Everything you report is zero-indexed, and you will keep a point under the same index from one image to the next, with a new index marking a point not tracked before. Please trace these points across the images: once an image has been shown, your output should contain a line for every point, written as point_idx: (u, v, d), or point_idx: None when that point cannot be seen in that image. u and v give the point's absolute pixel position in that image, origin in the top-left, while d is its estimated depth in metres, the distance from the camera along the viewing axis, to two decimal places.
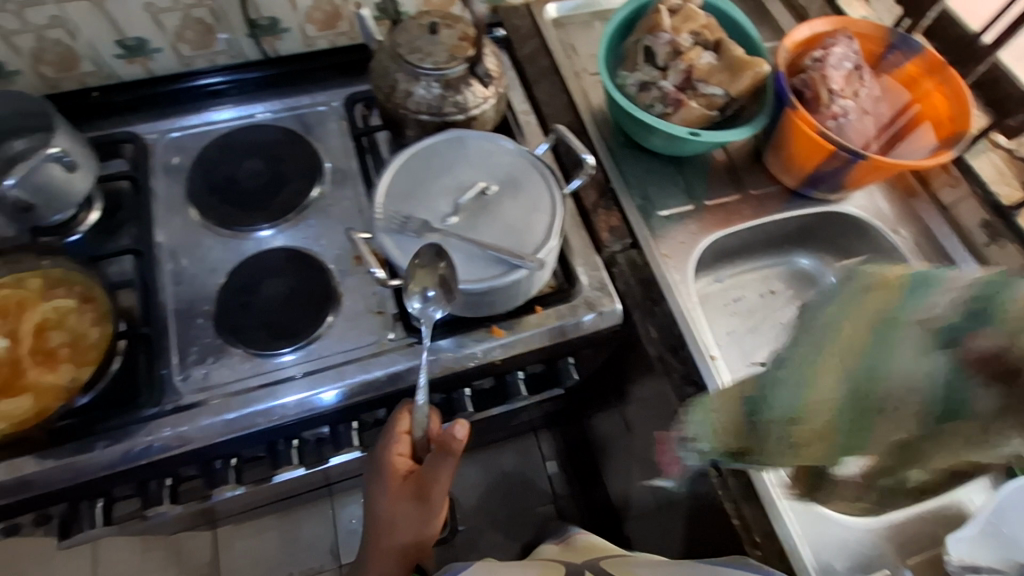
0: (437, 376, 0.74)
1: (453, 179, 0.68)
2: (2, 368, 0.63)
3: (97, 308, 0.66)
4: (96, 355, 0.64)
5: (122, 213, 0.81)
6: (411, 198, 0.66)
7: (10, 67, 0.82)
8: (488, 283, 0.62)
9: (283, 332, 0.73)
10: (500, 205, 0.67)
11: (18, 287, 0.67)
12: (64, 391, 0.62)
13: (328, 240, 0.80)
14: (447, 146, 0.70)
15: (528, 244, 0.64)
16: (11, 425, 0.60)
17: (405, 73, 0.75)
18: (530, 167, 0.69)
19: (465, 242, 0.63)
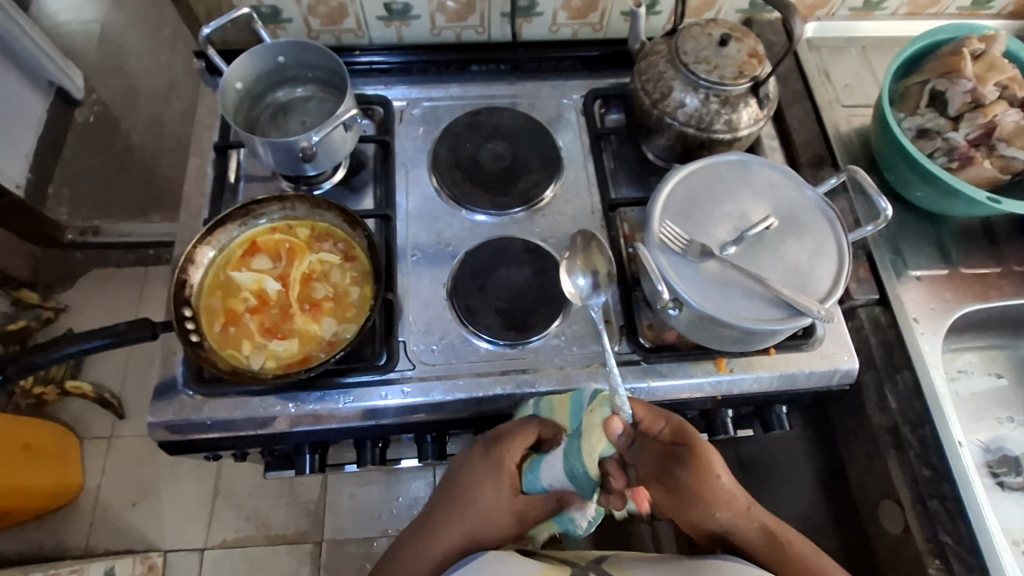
0: (658, 400, 0.71)
1: (734, 206, 0.65)
2: (273, 309, 0.66)
3: (360, 267, 0.68)
4: (356, 313, 0.66)
5: (365, 173, 0.83)
6: (689, 219, 0.64)
7: (287, 14, 0.85)
8: (769, 324, 0.58)
9: (513, 323, 0.72)
10: (782, 243, 0.63)
11: (289, 233, 0.70)
12: (325, 342, 0.65)
13: (561, 237, 0.79)
14: (729, 170, 0.67)
15: (813, 291, 0.60)
16: (279, 365, 0.63)
17: (684, 82, 0.72)
18: (816, 208, 0.65)
19: (746, 278, 0.60)
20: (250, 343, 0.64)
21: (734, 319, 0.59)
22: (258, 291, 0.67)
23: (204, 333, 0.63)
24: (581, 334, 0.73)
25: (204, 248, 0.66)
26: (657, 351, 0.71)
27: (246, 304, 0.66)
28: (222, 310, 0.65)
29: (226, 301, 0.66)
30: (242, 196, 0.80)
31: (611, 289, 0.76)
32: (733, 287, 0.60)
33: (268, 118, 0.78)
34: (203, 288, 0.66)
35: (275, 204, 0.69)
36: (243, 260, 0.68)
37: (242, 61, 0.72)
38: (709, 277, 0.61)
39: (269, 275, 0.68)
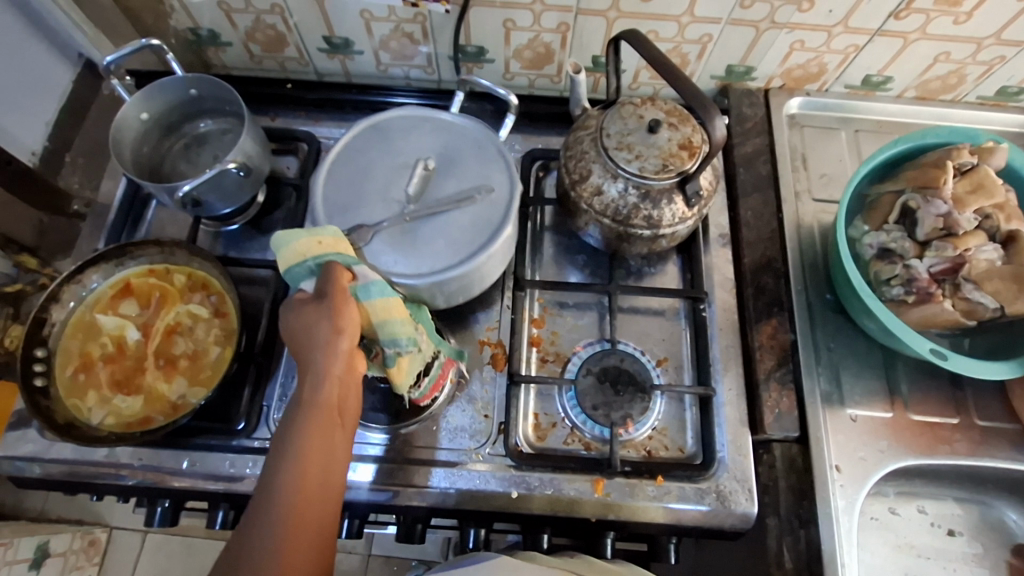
0: (527, 512, 0.65)
1: (385, 169, 0.67)
2: (128, 359, 0.64)
3: (225, 326, 0.65)
4: (208, 375, 0.63)
5: (278, 214, 0.80)
6: (361, 207, 0.65)
7: (225, 38, 0.82)
8: (487, 251, 0.62)
9: (382, 407, 0.67)
10: (449, 181, 0.67)
11: (164, 279, 0.68)
12: (169, 405, 0.62)
13: (460, 314, 0.73)
14: (373, 145, 0.69)
15: (490, 208, 0.65)
16: (119, 422, 0.61)
17: (604, 167, 0.64)
18: (465, 144, 0.70)
19: (432, 223, 0.64)
20: (97, 396, 0.62)
21: (447, 271, 0.62)
22: (120, 338, 0.65)
23: (52, 378, 0.62)
24: (450, 423, 0.68)
25: (70, 288, 0.65)
26: (533, 458, 0.65)
27: (102, 350, 0.64)
28: (78, 355, 0.64)
29: (86, 345, 0.65)
30: (148, 225, 0.78)
31: (561, 394, 0.69)
32: (426, 240, 0.63)
33: (180, 149, 0.76)
34: (64, 328, 0.65)
35: (154, 247, 0.67)
36: (111, 302, 0.66)
37: (146, 92, 0.70)
38: (404, 245, 0.63)
39: (134, 322, 0.66)
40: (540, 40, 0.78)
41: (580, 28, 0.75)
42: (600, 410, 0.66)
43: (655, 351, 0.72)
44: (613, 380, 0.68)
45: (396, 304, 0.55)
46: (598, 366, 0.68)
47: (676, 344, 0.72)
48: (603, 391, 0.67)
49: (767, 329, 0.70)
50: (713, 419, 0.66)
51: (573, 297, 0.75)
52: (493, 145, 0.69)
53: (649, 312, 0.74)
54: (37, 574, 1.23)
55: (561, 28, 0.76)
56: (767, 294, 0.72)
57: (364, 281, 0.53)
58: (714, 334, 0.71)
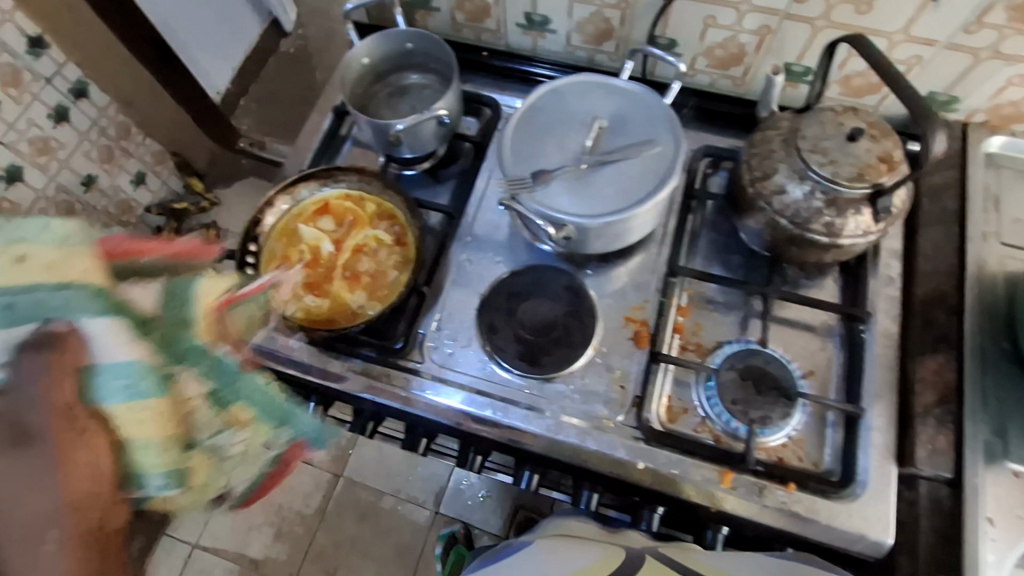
0: (646, 487, 0.67)
1: (558, 121, 0.70)
2: (320, 267, 0.72)
3: (405, 254, 0.72)
4: (386, 293, 0.70)
5: (454, 167, 0.86)
6: (537, 158, 0.68)
7: (437, 3, 0.90)
8: (655, 199, 0.64)
9: (527, 355, 0.71)
10: (621, 136, 0.68)
11: (357, 204, 0.75)
12: (349, 312, 0.69)
13: (610, 289, 0.75)
14: (547, 96, 0.71)
15: (659, 159, 0.66)
16: (306, 318, 0.69)
17: (792, 168, 0.65)
18: (635, 99, 0.70)
19: (603, 173, 0.66)
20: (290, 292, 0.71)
21: (617, 215, 0.64)
22: (314, 248, 0.73)
23: (258, 269, 0.71)
24: (585, 388, 0.70)
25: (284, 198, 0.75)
26: (663, 438, 0.66)
27: (299, 255, 0.73)
28: (279, 255, 0.73)
29: (287, 248, 0.73)
30: (342, 156, 0.87)
31: (698, 385, 0.70)
32: (597, 188, 0.66)
33: (384, 96, 0.84)
34: (272, 230, 0.74)
35: (355, 175, 0.76)
36: (312, 216, 0.75)
37: (372, 40, 0.78)
38: (577, 193, 0.66)
39: (328, 237, 0.74)
40: (736, 40, 0.79)
41: (782, 33, 0.76)
42: (739, 406, 0.67)
43: (801, 362, 0.71)
44: (755, 380, 0.68)
45: (150, 425, 0.43)
46: (744, 364, 0.68)
47: (825, 360, 0.71)
48: (745, 388, 0.67)
49: (930, 364, 0.67)
50: (857, 442, 0.65)
51: (723, 294, 0.76)
52: (661, 104, 0.69)
53: (800, 325, 0.73)
54: None
55: (761, 31, 0.77)
56: (936, 329, 0.69)
57: (121, 387, 0.41)
58: (870, 357, 0.69)
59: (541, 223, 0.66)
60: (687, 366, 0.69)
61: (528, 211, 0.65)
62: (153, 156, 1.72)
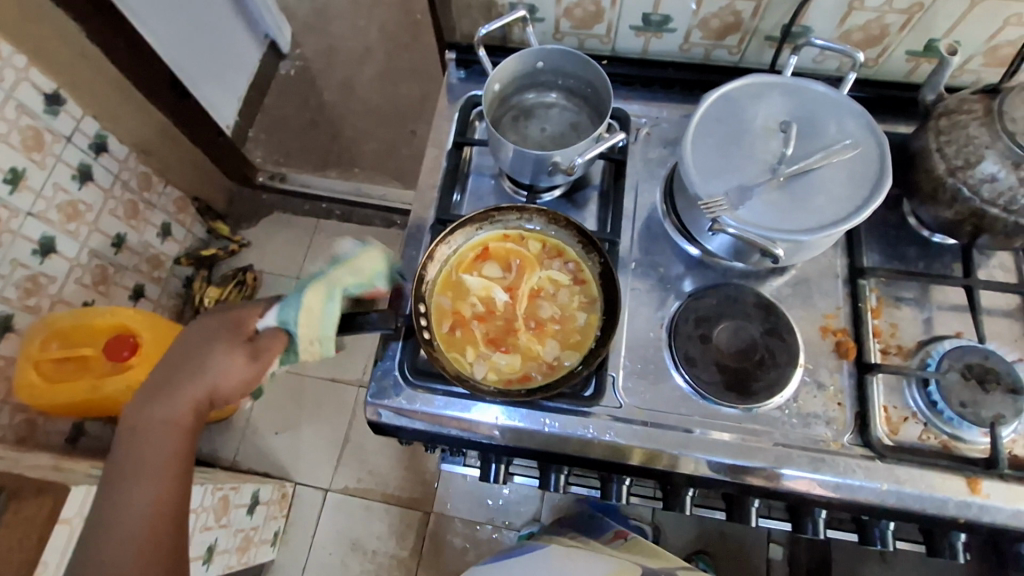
0: (883, 507, 0.64)
1: (740, 130, 0.65)
2: (500, 321, 0.68)
3: (588, 293, 0.68)
4: (580, 337, 0.66)
5: (590, 190, 0.80)
6: (729, 172, 0.63)
7: (541, 14, 0.83)
8: (874, 204, 0.59)
9: (734, 385, 0.67)
10: (813, 139, 0.64)
11: (520, 244, 0.70)
12: (545, 363, 0.66)
13: (796, 302, 0.72)
14: (719, 104, 0.67)
15: (862, 160, 0.62)
16: (500, 378, 0.65)
17: (1004, 154, 0.61)
18: (815, 96, 0.66)
19: (806, 181, 0.62)
20: (474, 350, 0.66)
21: (836, 224, 0.59)
22: (486, 298, 0.69)
23: (433, 329, 0.66)
24: (801, 409, 0.67)
25: (441, 249, 0.68)
26: (898, 452, 0.64)
27: (472, 308, 0.68)
28: (450, 312, 0.68)
29: (456, 302, 0.68)
30: (467, 193, 0.81)
31: (913, 389, 0.67)
32: (804, 198, 0.61)
33: (509, 120, 0.78)
34: (434, 285, 0.68)
35: (514, 213, 0.69)
36: (473, 264, 0.69)
37: (507, 63, 0.73)
38: (784, 206, 0.61)
39: (498, 284, 0.69)
40: (881, 21, 0.75)
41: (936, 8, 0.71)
42: (970, 409, 0.64)
43: (1014, 349, 0.68)
44: (979, 377, 0.65)
45: None
46: (963, 362, 0.66)
47: None
48: (970, 387, 0.65)
49: None
50: None
51: (910, 290, 0.73)
52: (845, 99, 0.65)
53: (998, 313, 0.70)
54: (250, 518, 1.31)
55: (912, 9, 0.72)
56: None
57: None
58: None
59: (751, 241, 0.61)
60: (903, 373, 0.66)
61: (733, 231, 0.61)
62: (176, 206, 1.60)
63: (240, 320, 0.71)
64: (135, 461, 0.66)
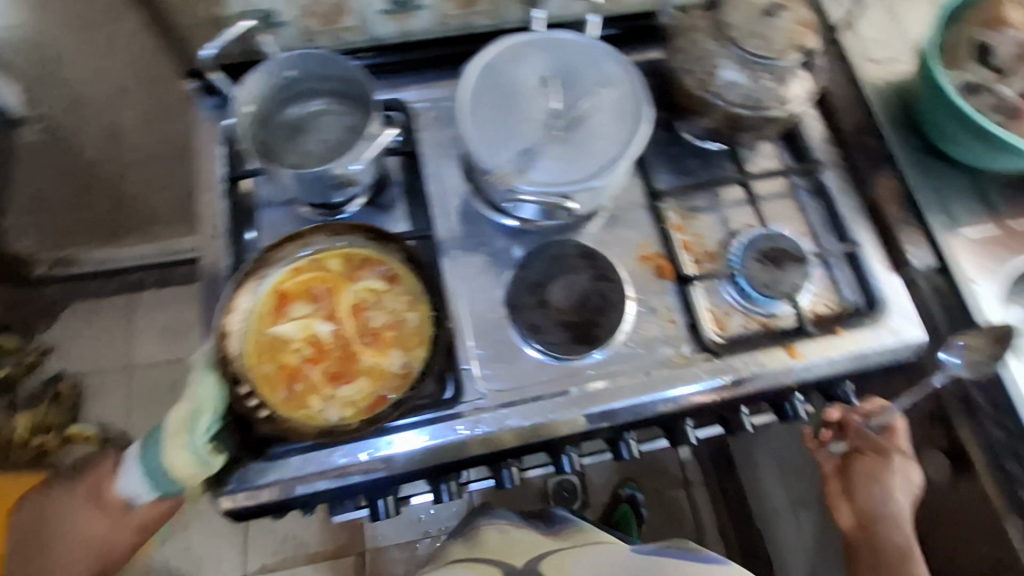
0: (732, 396, 0.71)
1: (507, 95, 0.65)
2: (334, 352, 0.66)
3: (408, 289, 0.68)
4: (419, 334, 0.66)
5: (392, 190, 0.77)
6: (508, 141, 0.63)
7: (279, 18, 0.76)
8: (643, 136, 0.63)
9: (580, 336, 0.69)
10: (576, 88, 0.65)
11: (319, 269, 0.68)
12: (396, 373, 0.65)
13: (611, 240, 0.75)
14: (483, 75, 0.65)
15: (622, 99, 0.65)
16: (356, 409, 0.64)
17: (732, 59, 0.68)
18: (567, 44, 0.67)
19: (580, 131, 0.64)
20: (320, 397, 0.64)
21: (615, 165, 0.62)
22: (309, 338, 0.66)
23: (267, 404, 0.62)
24: (644, 337, 0.71)
25: (229, 318, 0.64)
26: (731, 345, 0.71)
27: (297, 357, 0.65)
28: (278, 374, 0.64)
29: (278, 359, 0.65)
30: (262, 230, 0.74)
31: (726, 286, 0.74)
32: (582, 148, 0.64)
33: (281, 140, 0.71)
34: (245, 357, 0.64)
35: (290, 244, 0.67)
36: (276, 313, 0.66)
37: (248, 82, 0.66)
38: (566, 160, 0.63)
39: (314, 318, 0.67)
40: None
41: None
42: (772, 287, 0.72)
43: (792, 225, 0.78)
44: (772, 258, 0.74)
45: None
46: (756, 250, 0.74)
47: (805, 216, 0.78)
48: (767, 269, 0.73)
49: (881, 181, 0.78)
50: (864, 270, 0.74)
51: (702, 199, 0.79)
52: (594, 40, 0.66)
53: (774, 196, 0.79)
54: None
55: None
56: (870, 151, 0.79)
57: None
58: (836, 197, 0.77)
59: (545, 203, 0.62)
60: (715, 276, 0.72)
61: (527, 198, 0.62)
62: None
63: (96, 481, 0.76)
64: (99, 534, 0.77)
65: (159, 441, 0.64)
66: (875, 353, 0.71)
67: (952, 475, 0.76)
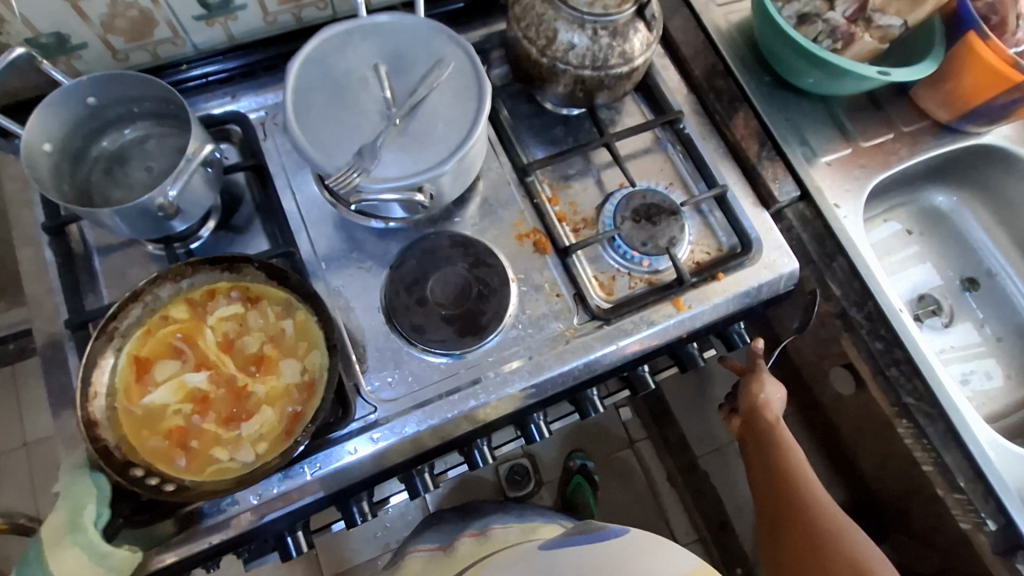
0: (628, 358, 0.71)
1: (337, 92, 0.61)
2: (222, 394, 0.61)
3: (274, 299, 0.64)
4: (306, 340, 0.63)
5: (246, 209, 0.71)
6: (346, 140, 0.60)
7: (76, 40, 0.68)
8: (485, 111, 0.61)
9: (466, 328, 0.67)
10: (408, 72, 0.62)
11: (171, 320, 0.62)
12: (297, 385, 0.62)
13: (486, 223, 0.73)
14: (307, 72, 0.61)
15: (457, 74, 0.62)
16: (269, 438, 0.60)
17: (568, 20, 0.66)
18: (390, 26, 0.63)
19: (420, 116, 0.61)
20: (227, 445, 0.59)
21: (463, 144, 0.60)
22: (188, 394, 0.61)
23: (169, 476, 0.56)
24: (532, 316, 0.70)
25: (93, 405, 0.57)
26: (619, 308, 0.70)
27: (183, 417, 0.60)
28: (170, 443, 0.59)
29: (163, 430, 0.59)
30: (101, 279, 0.66)
31: (607, 250, 0.74)
32: (426, 133, 0.61)
33: (100, 176, 0.64)
34: (125, 443, 0.58)
35: (134, 305, 0.61)
36: (141, 383, 0.60)
37: (39, 116, 0.58)
38: (412, 149, 0.60)
39: (189, 369, 0.62)
40: None
41: None
42: (650, 244, 0.72)
43: (663, 178, 0.78)
44: (646, 215, 0.74)
45: None
46: (629, 210, 0.74)
47: (673, 168, 0.79)
48: (642, 226, 0.73)
49: (738, 122, 0.79)
50: (734, 211, 0.75)
51: (572, 166, 0.78)
52: (416, 18, 0.63)
53: (641, 153, 0.79)
54: None
55: None
56: (725, 94, 0.80)
57: None
58: (700, 144, 0.78)
59: (398, 198, 0.59)
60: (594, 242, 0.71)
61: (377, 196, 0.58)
62: None
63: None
64: None
65: (42, 555, 0.55)
66: (756, 289, 0.73)
67: (850, 389, 0.79)
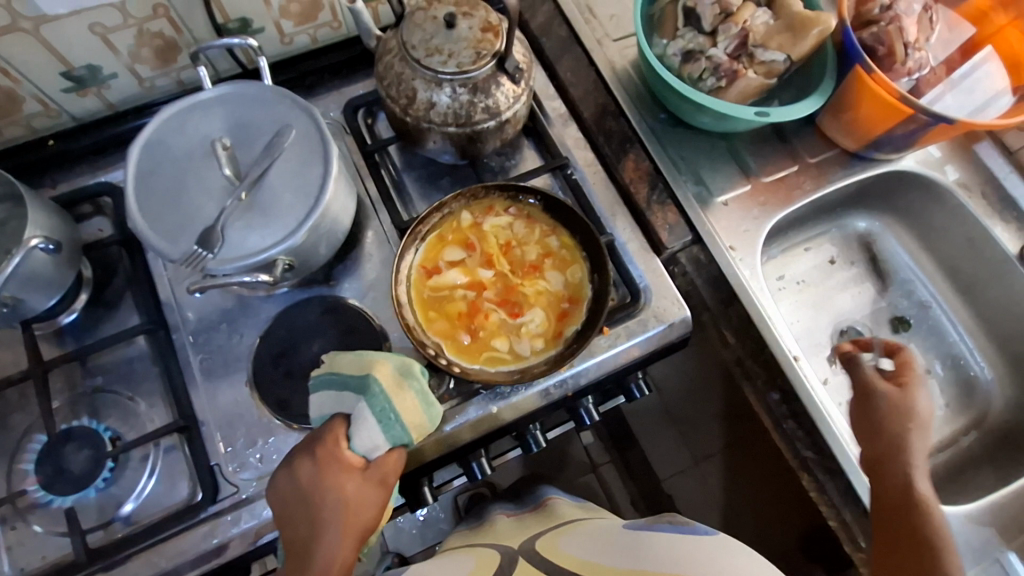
0: (510, 420, 0.68)
1: (181, 171, 0.60)
2: (500, 290, 0.69)
3: (546, 223, 0.71)
4: (573, 261, 0.70)
5: (118, 281, 0.71)
6: (190, 220, 0.58)
7: None
8: (330, 176, 0.59)
9: None
10: (252, 143, 0.61)
11: (458, 225, 0.71)
12: (562, 295, 0.68)
13: (364, 284, 0.72)
14: (147, 156, 0.60)
15: (302, 136, 0.61)
16: (542, 337, 0.67)
17: (425, 80, 0.64)
18: (228, 100, 0.62)
19: (267, 185, 0.59)
20: (502, 338, 0.66)
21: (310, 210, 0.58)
22: (472, 283, 0.69)
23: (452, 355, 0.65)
24: None
25: (398, 285, 0.66)
26: None
27: (472, 310, 0.67)
28: (454, 324, 0.67)
29: (447, 315, 0.67)
30: None
31: None
32: (272, 204, 0.59)
33: None
34: (416, 316, 0.66)
35: (434, 213, 0.69)
36: (433, 275, 0.68)
37: None
38: (258, 222, 0.58)
39: (472, 265, 0.69)
40: None
41: None
42: None
43: None
44: None
45: None
46: None
47: None
48: None
49: (629, 164, 0.76)
50: (622, 258, 0.72)
51: None
52: (255, 85, 0.62)
53: None
54: None
55: None
56: (617, 134, 0.78)
57: None
58: (590, 190, 0.75)
59: (247, 278, 0.57)
60: None
61: (227, 277, 0.57)
62: None
63: (338, 438, 0.56)
64: None
65: (383, 391, 0.56)
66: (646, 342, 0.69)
67: None
